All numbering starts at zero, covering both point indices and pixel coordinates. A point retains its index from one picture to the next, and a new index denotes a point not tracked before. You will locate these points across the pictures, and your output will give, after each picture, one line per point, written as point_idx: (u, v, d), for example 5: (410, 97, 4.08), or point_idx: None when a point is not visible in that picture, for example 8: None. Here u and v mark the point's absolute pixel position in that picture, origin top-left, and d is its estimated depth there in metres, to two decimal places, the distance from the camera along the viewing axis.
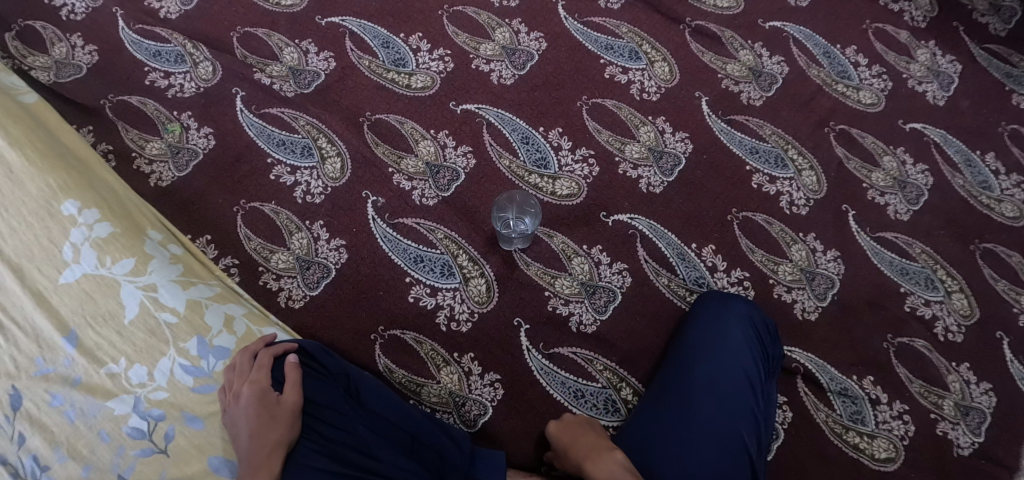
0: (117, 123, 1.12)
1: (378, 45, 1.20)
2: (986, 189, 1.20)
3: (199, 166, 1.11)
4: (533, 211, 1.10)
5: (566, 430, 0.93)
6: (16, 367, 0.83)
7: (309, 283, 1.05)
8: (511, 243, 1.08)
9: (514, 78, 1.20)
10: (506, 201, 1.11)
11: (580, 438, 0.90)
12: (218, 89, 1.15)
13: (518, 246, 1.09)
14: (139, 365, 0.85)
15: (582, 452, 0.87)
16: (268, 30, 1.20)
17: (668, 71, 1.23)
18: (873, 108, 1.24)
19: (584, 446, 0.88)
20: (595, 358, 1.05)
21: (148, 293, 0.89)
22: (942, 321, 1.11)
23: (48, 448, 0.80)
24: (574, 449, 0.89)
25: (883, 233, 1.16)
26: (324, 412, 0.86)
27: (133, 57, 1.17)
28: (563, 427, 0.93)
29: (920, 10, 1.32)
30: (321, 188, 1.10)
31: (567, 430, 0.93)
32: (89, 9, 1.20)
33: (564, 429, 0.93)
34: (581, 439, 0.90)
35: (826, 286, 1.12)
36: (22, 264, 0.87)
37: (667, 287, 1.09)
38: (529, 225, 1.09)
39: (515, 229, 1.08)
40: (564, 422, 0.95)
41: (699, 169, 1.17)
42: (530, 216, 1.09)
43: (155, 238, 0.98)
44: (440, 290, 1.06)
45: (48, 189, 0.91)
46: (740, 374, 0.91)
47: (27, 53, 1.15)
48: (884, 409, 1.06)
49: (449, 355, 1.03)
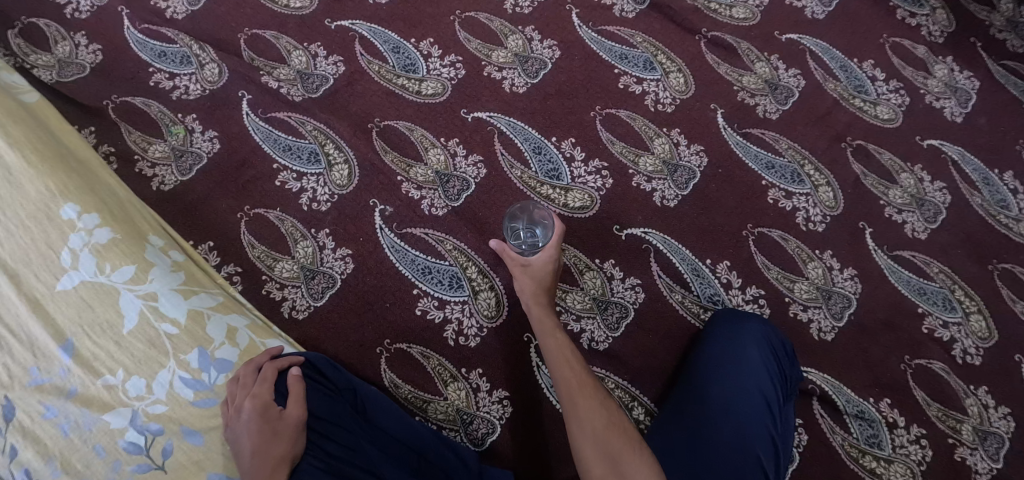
0: (120, 125, 1.09)
1: (388, 50, 1.17)
2: (1005, 208, 1.18)
3: (204, 171, 1.08)
4: (547, 222, 1.02)
5: (544, 263, 0.94)
6: (9, 377, 0.80)
7: (313, 292, 1.02)
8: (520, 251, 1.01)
9: (527, 87, 1.17)
10: (521, 208, 1.06)
11: (548, 283, 0.95)
12: (224, 92, 1.12)
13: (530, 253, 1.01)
14: (138, 377, 0.82)
15: (539, 292, 0.93)
16: (275, 33, 1.17)
17: (684, 83, 1.20)
18: (890, 123, 1.22)
19: (544, 284, 0.94)
20: (606, 376, 1.03)
21: (148, 302, 0.86)
22: (960, 343, 1.10)
23: (40, 462, 0.77)
24: (540, 285, 0.94)
25: (902, 252, 1.14)
26: (329, 428, 0.83)
27: (138, 58, 1.14)
28: (545, 259, 0.94)
29: (938, 25, 1.29)
30: (327, 195, 1.08)
31: (551, 268, 0.95)
32: (93, 7, 1.16)
33: (542, 265, 0.94)
34: (545, 280, 0.95)
35: (843, 305, 1.10)
36: (18, 270, 0.84)
37: (681, 304, 1.07)
38: (541, 235, 1.01)
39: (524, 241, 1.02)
40: (550, 251, 0.94)
41: (714, 183, 1.14)
42: (544, 228, 1.01)
43: (156, 244, 0.95)
44: (448, 303, 1.03)
45: (48, 192, 0.88)
46: (756, 394, 0.88)
47: (29, 51, 1.12)
48: (902, 433, 1.05)
49: (457, 371, 1.00)
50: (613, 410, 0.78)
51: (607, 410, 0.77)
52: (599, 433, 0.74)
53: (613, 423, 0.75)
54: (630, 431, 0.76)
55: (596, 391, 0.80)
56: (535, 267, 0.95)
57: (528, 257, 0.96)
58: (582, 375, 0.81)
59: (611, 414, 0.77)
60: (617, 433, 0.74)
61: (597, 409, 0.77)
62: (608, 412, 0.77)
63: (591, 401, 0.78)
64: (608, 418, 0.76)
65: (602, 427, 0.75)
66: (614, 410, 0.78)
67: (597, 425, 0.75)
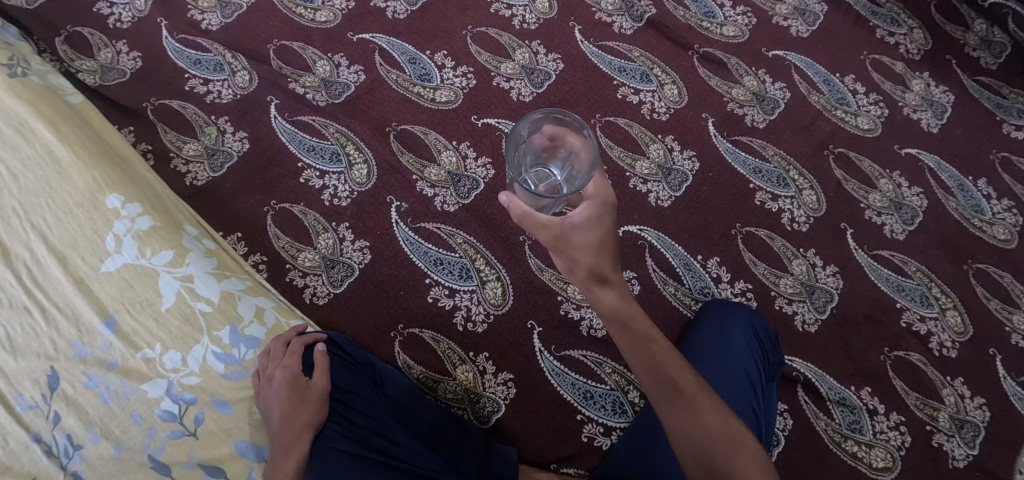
0: (157, 125, 1.18)
1: (405, 61, 1.27)
2: (978, 212, 1.26)
3: (233, 167, 1.17)
4: (575, 151, 0.73)
5: (591, 222, 0.72)
6: (55, 349, 0.87)
7: (333, 280, 1.10)
8: (536, 209, 0.73)
9: (533, 96, 1.27)
10: (528, 131, 0.74)
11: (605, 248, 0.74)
12: (254, 97, 1.22)
13: (545, 204, 0.75)
14: (174, 351, 0.90)
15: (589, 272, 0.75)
16: (302, 44, 1.26)
17: (677, 93, 1.30)
18: (870, 132, 1.31)
19: (599, 256, 0.74)
20: (604, 361, 1.10)
21: (184, 284, 0.94)
22: (937, 336, 1.17)
23: (82, 428, 0.84)
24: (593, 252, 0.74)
25: (880, 251, 1.22)
26: (349, 397, 0.91)
27: (175, 65, 1.23)
28: (591, 215, 0.72)
29: (915, 43, 1.38)
30: (348, 192, 1.16)
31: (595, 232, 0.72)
32: (135, 19, 1.26)
33: (588, 227, 0.72)
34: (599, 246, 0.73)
35: (825, 300, 1.18)
36: (66, 253, 0.92)
37: (674, 296, 1.15)
38: (562, 183, 0.74)
39: (541, 190, 0.74)
40: (598, 200, 0.71)
41: (706, 185, 1.23)
42: (571, 159, 0.73)
43: (191, 233, 1.03)
44: (458, 292, 1.11)
45: (94, 182, 0.96)
46: (740, 374, 0.96)
47: (75, 57, 1.22)
48: (882, 420, 1.12)
49: (465, 354, 1.08)
50: (721, 412, 0.76)
51: (718, 416, 0.75)
52: (704, 444, 0.74)
53: (741, 454, 0.73)
54: (751, 448, 0.74)
55: (702, 395, 0.76)
56: (584, 239, 0.73)
57: (565, 217, 0.72)
58: (704, 398, 0.76)
59: (735, 439, 0.74)
60: (750, 465, 0.72)
61: (722, 439, 0.74)
62: (732, 439, 0.74)
63: (709, 419, 0.75)
64: (720, 427, 0.75)
65: (713, 440, 0.74)
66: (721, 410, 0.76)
67: (721, 458, 0.73)
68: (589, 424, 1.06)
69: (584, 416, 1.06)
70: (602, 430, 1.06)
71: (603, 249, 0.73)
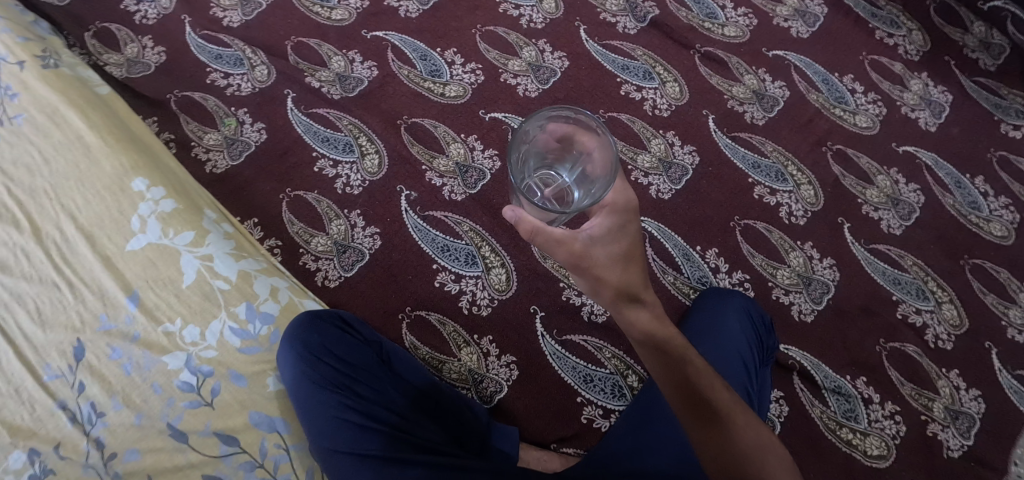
0: (179, 116, 1.24)
1: (417, 58, 1.32)
2: (975, 209, 1.29)
3: (251, 156, 1.22)
4: (586, 150, 0.74)
5: (613, 234, 0.74)
6: (81, 322, 0.91)
7: (344, 264, 1.15)
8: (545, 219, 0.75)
9: (539, 92, 1.31)
10: (535, 129, 0.74)
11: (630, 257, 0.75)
12: (272, 90, 1.27)
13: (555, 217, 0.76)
14: (193, 326, 0.94)
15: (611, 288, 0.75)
16: (319, 41, 1.32)
17: (679, 91, 1.34)
18: (868, 130, 1.34)
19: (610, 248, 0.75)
20: (604, 346, 1.13)
21: (204, 263, 0.98)
22: (932, 329, 1.20)
23: (105, 396, 0.88)
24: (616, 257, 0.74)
25: (877, 245, 1.25)
26: (358, 373, 0.97)
27: (197, 59, 1.29)
28: (609, 226, 0.74)
29: (914, 45, 1.41)
30: (360, 181, 1.21)
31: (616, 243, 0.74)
32: (159, 15, 1.33)
33: (611, 238, 0.74)
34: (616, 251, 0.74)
35: (822, 291, 1.21)
36: (93, 231, 0.96)
37: (673, 284, 1.19)
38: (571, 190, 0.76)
39: (548, 194, 0.77)
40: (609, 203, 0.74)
41: (706, 180, 1.27)
42: (583, 160, 0.75)
43: (211, 216, 1.07)
44: (464, 277, 1.15)
45: (121, 167, 1.01)
46: (733, 355, 0.99)
47: (103, 51, 1.28)
48: (877, 409, 1.14)
49: (469, 337, 1.12)
50: (752, 425, 0.78)
51: (752, 430, 0.77)
52: (740, 456, 0.74)
53: (772, 462, 0.75)
54: (778, 457, 0.76)
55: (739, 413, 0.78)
56: (607, 253, 0.74)
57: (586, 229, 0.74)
58: (738, 412, 0.77)
59: (766, 450, 0.76)
60: (781, 472, 0.74)
61: (754, 451, 0.75)
62: (762, 450, 0.75)
63: (745, 433, 0.76)
64: (755, 440, 0.76)
65: (747, 451, 0.74)
66: (754, 427, 0.78)
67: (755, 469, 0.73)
68: (589, 407, 1.10)
69: (584, 399, 1.10)
70: (601, 413, 1.10)
71: (628, 264, 0.74)
